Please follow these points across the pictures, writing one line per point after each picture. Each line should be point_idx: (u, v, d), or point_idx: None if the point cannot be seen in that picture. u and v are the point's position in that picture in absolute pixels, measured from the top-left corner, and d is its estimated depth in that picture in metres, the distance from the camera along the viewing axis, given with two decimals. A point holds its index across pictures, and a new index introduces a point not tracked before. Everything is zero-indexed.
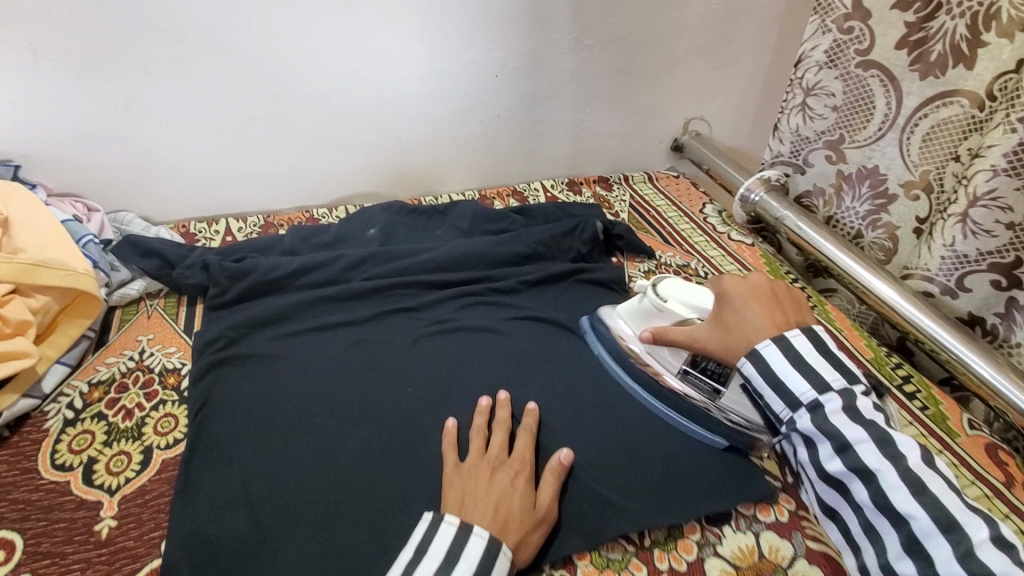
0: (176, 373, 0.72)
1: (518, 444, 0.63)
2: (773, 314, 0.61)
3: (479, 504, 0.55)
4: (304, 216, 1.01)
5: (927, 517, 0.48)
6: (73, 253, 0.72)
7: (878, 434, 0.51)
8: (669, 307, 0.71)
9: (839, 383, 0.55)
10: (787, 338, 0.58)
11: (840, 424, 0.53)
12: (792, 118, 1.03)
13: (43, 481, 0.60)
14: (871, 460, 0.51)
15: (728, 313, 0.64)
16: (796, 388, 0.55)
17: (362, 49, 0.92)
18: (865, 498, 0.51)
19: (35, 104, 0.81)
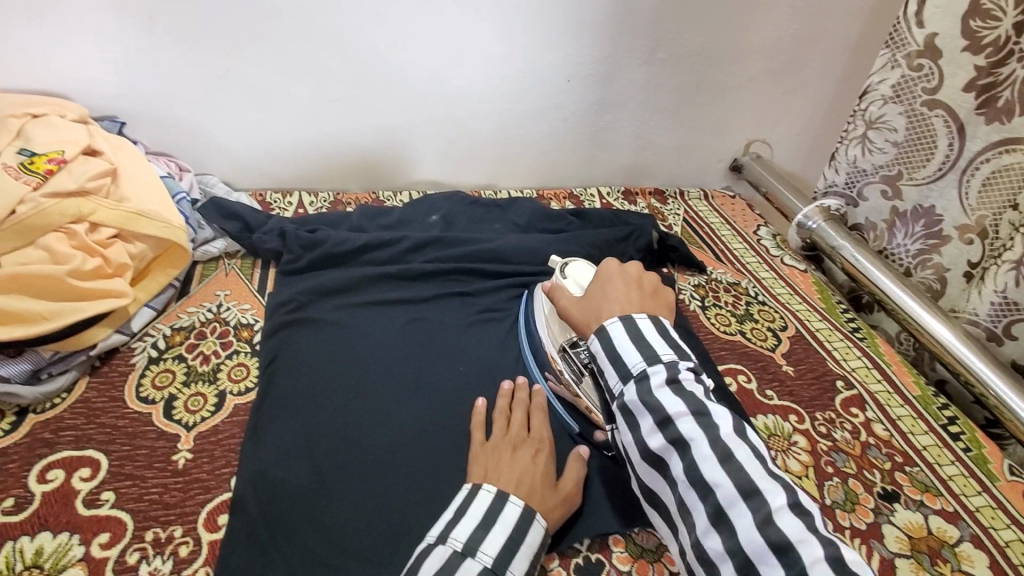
0: (249, 328, 0.77)
1: (538, 424, 0.66)
2: (633, 296, 0.63)
3: (504, 476, 0.59)
4: (371, 197, 1.06)
5: (731, 485, 0.48)
6: (170, 207, 0.78)
7: (695, 408, 0.52)
8: (564, 281, 0.74)
9: (668, 357, 0.56)
10: (635, 317, 0.60)
11: (662, 398, 0.53)
12: (850, 149, 1.03)
13: (129, 411, 0.65)
14: (686, 429, 0.51)
15: (596, 291, 0.66)
16: (630, 361, 0.56)
17: (444, 43, 0.96)
18: (682, 470, 0.51)
19: (147, 68, 0.88)
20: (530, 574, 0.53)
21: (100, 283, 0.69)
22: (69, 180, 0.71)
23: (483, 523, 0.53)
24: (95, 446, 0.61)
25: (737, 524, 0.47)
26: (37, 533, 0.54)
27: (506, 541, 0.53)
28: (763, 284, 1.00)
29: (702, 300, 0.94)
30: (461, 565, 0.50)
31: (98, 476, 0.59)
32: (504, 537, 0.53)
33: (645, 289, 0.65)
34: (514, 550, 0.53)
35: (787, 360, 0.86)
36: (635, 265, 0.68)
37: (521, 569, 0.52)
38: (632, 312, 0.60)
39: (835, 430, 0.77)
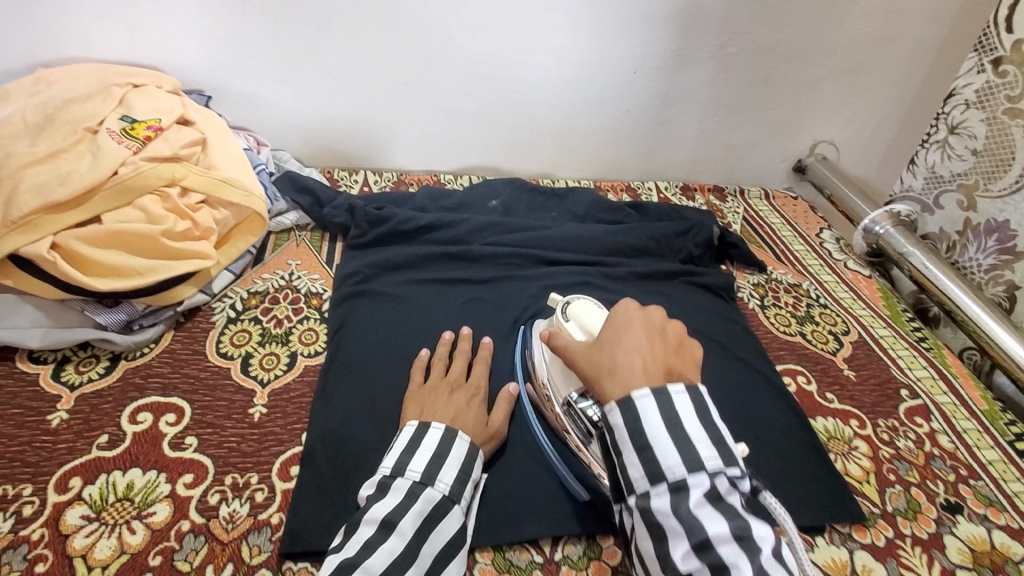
0: (318, 297, 0.81)
1: (475, 372, 0.69)
2: (657, 353, 0.53)
3: (436, 414, 0.62)
4: (432, 179, 1.09)
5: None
6: (252, 178, 0.82)
7: (738, 527, 0.44)
8: (567, 326, 0.66)
9: (711, 462, 0.46)
10: (667, 392, 0.49)
11: (700, 515, 0.44)
12: (930, 154, 1.02)
13: (209, 363, 0.69)
14: (727, 556, 0.43)
15: (608, 339, 0.55)
16: (667, 463, 0.46)
17: (515, 31, 0.97)
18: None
19: (236, 45, 0.93)
20: (464, 482, 0.57)
21: (189, 244, 0.74)
22: (165, 147, 0.76)
23: (408, 449, 0.57)
24: (180, 394, 0.65)
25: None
26: (129, 468, 0.58)
27: (432, 458, 0.56)
28: (825, 288, 0.98)
29: (761, 300, 0.92)
30: (391, 486, 0.54)
31: (183, 421, 0.63)
32: (428, 455, 0.56)
33: (669, 344, 0.54)
34: (440, 462, 0.56)
35: (849, 365, 0.84)
36: (656, 310, 0.57)
37: (451, 477, 0.56)
38: (664, 383, 0.50)
39: (898, 438, 0.75)
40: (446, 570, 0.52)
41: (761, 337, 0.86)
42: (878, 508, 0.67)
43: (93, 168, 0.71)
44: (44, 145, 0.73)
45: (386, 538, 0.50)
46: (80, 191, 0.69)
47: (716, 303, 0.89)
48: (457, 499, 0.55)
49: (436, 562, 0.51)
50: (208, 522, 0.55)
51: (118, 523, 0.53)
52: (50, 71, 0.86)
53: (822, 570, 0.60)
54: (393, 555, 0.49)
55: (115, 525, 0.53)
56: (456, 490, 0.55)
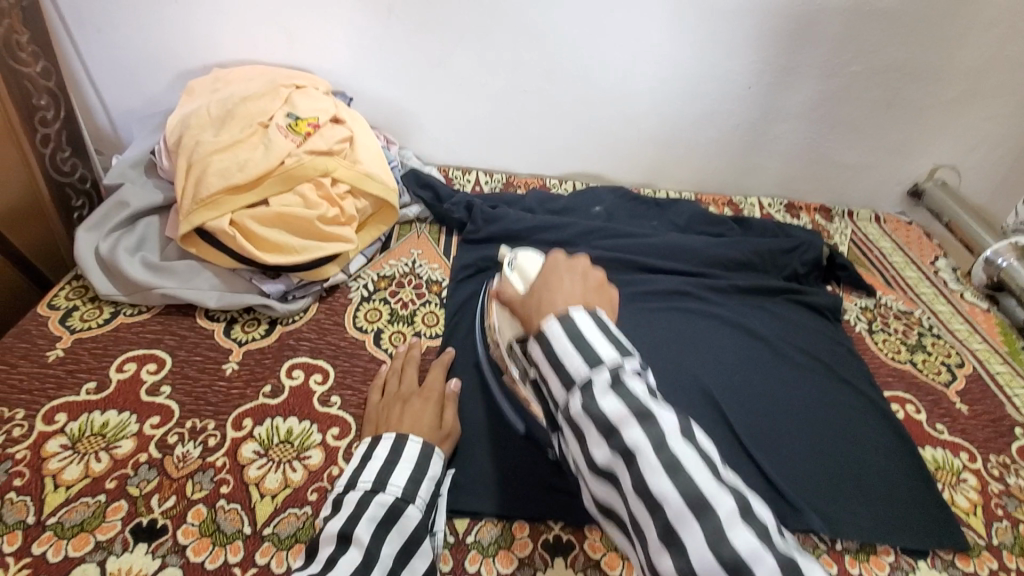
0: (438, 285, 0.89)
1: (430, 376, 0.71)
2: (576, 290, 0.54)
3: (390, 427, 0.63)
4: (538, 183, 1.15)
5: (679, 499, 0.40)
6: (389, 174, 0.92)
7: (640, 410, 0.43)
8: (510, 275, 0.72)
9: (611, 359, 0.46)
10: (572, 316, 0.49)
11: (602, 402, 0.44)
12: None
13: (348, 334, 0.79)
14: (632, 438, 0.42)
15: (539, 285, 0.56)
16: (571, 366, 0.47)
17: (634, 44, 1.02)
18: (628, 485, 0.42)
19: (380, 52, 1.04)
20: (418, 481, 0.57)
21: (336, 229, 0.84)
22: (321, 142, 0.86)
23: (360, 462, 0.58)
24: (326, 358, 0.75)
25: (688, 545, 0.39)
26: (288, 416, 0.67)
27: (382, 464, 0.57)
28: (939, 318, 0.94)
29: (869, 324, 0.91)
30: (344, 498, 0.54)
31: (328, 381, 0.72)
32: (378, 465, 0.57)
33: (590, 283, 0.55)
34: (394, 463, 0.57)
35: (963, 398, 0.81)
36: (581, 258, 0.58)
37: (403, 480, 0.56)
38: (569, 311, 0.50)
39: (1010, 476, 0.72)
40: (410, 564, 0.52)
41: (867, 361, 0.85)
42: (983, 540, 0.66)
43: (265, 158, 0.82)
44: (226, 135, 0.85)
45: (344, 552, 0.50)
46: (254, 177, 0.80)
47: (819, 322, 0.89)
48: (411, 499, 0.55)
49: (398, 560, 0.51)
50: None
51: (282, 460, 0.63)
52: (226, 71, 1.00)
53: None
54: (353, 563, 0.49)
55: (280, 462, 0.63)
56: (409, 491, 0.56)
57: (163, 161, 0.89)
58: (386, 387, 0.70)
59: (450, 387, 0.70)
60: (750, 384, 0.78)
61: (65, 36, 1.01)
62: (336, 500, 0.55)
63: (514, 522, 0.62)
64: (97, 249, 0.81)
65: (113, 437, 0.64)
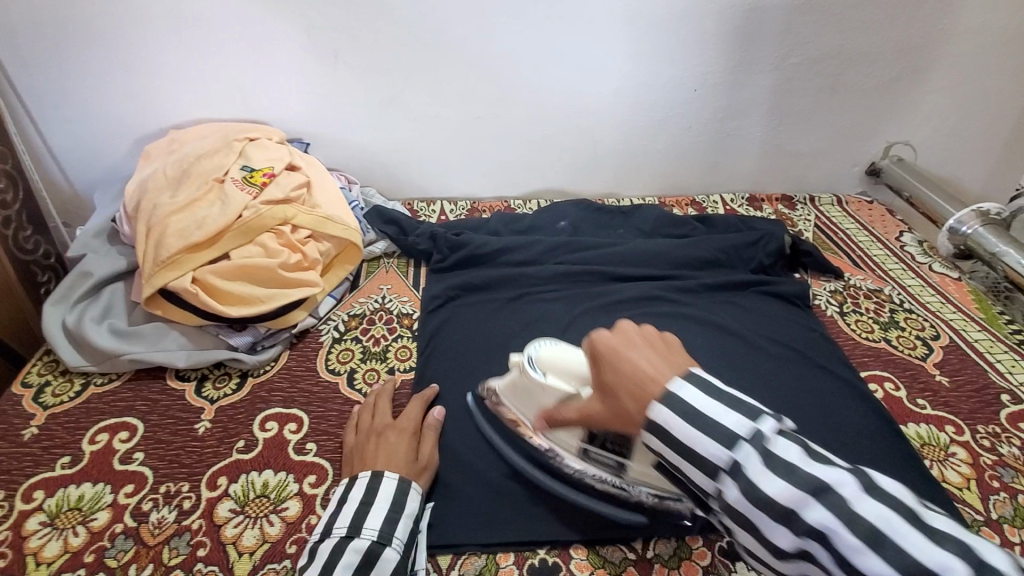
0: (409, 317, 0.89)
1: (408, 409, 0.71)
2: (657, 369, 0.47)
3: (369, 462, 0.63)
4: (503, 205, 1.16)
5: (833, 524, 0.37)
6: (348, 214, 0.93)
7: (809, 483, 0.39)
8: (548, 380, 0.64)
9: (744, 428, 0.42)
10: (672, 393, 0.45)
11: (762, 484, 0.40)
12: None
13: (321, 378, 0.78)
14: (818, 518, 0.38)
15: (619, 382, 0.49)
16: (710, 453, 0.42)
17: (579, 62, 1.04)
18: (832, 566, 0.38)
19: (331, 96, 1.06)
20: (394, 522, 0.57)
21: (300, 274, 0.84)
22: (277, 191, 0.87)
23: (336, 508, 0.58)
24: (299, 406, 0.75)
25: None
26: (263, 469, 0.67)
27: (358, 506, 0.57)
28: (910, 292, 0.95)
29: (840, 307, 0.91)
30: (320, 548, 0.54)
31: (303, 429, 0.71)
32: (353, 509, 0.57)
33: (658, 352, 0.49)
34: (371, 505, 0.57)
35: (942, 370, 0.81)
36: (628, 325, 0.51)
37: (378, 522, 0.56)
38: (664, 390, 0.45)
39: (1001, 445, 0.71)
40: None
41: (842, 344, 0.85)
42: (981, 516, 0.64)
43: (223, 213, 0.83)
44: (183, 195, 0.86)
45: None
46: (213, 232, 0.81)
47: (790, 310, 0.90)
48: (388, 541, 0.55)
49: None
50: None
51: (259, 515, 0.62)
52: (182, 131, 1.02)
53: None
54: None
55: (257, 517, 0.62)
56: (386, 533, 0.55)
57: (124, 228, 0.90)
58: (359, 422, 0.70)
59: (431, 416, 0.71)
60: (727, 383, 0.78)
61: (21, 116, 1.02)
62: (311, 550, 0.54)
63: (498, 551, 0.61)
64: (63, 322, 0.80)
65: (89, 509, 0.63)
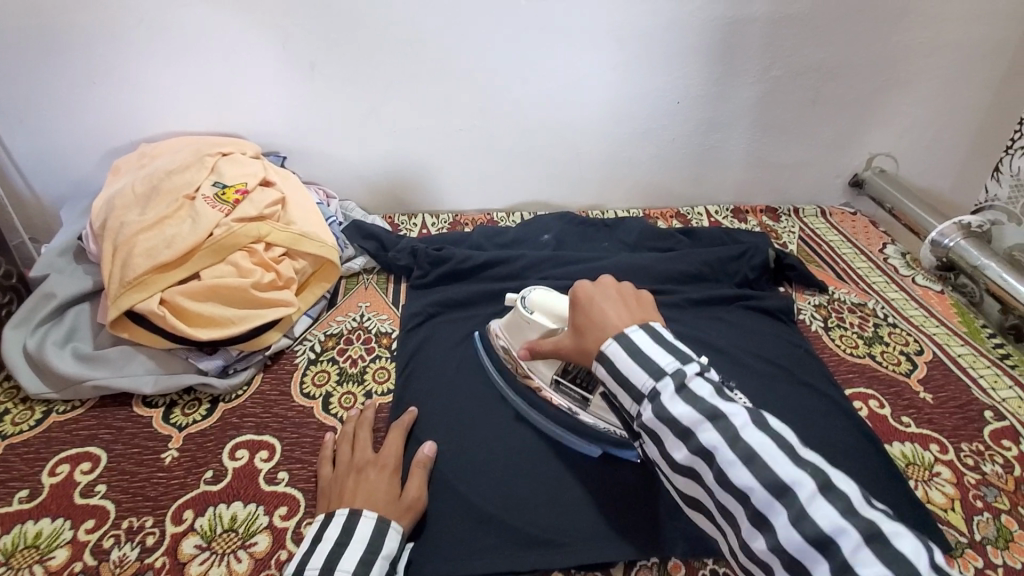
0: (388, 336, 0.86)
1: (388, 441, 0.68)
2: (624, 316, 0.56)
3: (346, 500, 0.59)
4: (486, 218, 1.14)
5: (763, 487, 0.43)
6: (325, 230, 0.90)
7: (711, 412, 0.47)
8: (534, 317, 0.72)
9: (671, 366, 0.50)
10: (625, 334, 0.53)
11: (722, 454, 0.45)
12: (1016, 160, 1.02)
13: (295, 403, 0.76)
14: (705, 438, 0.46)
15: (587, 322, 0.58)
16: (637, 380, 0.50)
17: (562, 74, 1.03)
18: (710, 479, 0.46)
19: (309, 109, 1.03)
20: (369, 563, 0.53)
21: (274, 294, 0.82)
22: (251, 208, 0.85)
23: (313, 543, 0.55)
24: (271, 433, 0.72)
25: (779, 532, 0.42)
26: (232, 501, 0.64)
27: (332, 546, 0.53)
28: (893, 305, 0.94)
29: (824, 321, 0.91)
30: None
31: (274, 457, 0.69)
32: (329, 545, 0.54)
33: (629, 304, 0.58)
34: (345, 544, 0.54)
35: (926, 387, 0.80)
36: (608, 279, 0.61)
37: (353, 561, 0.52)
38: (624, 329, 0.54)
39: (985, 464, 0.70)
40: None
41: (826, 360, 0.84)
42: (966, 537, 0.63)
43: (193, 231, 0.80)
44: (152, 213, 0.83)
45: None
46: (182, 252, 0.79)
47: (774, 326, 0.89)
48: None
49: None
50: None
51: (226, 552, 0.59)
52: (153, 145, 0.99)
53: None
54: None
55: (224, 554, 0.59)
56: (361, 573, 0.52)
57: (91, 246, 0.87)
58: (337, 459, 0.66)
59: (424, 453, 0.67)
60: None
61: None
62: None
63: None
64: (24, 346, 0.77)
65: (47, 547, 0.60)
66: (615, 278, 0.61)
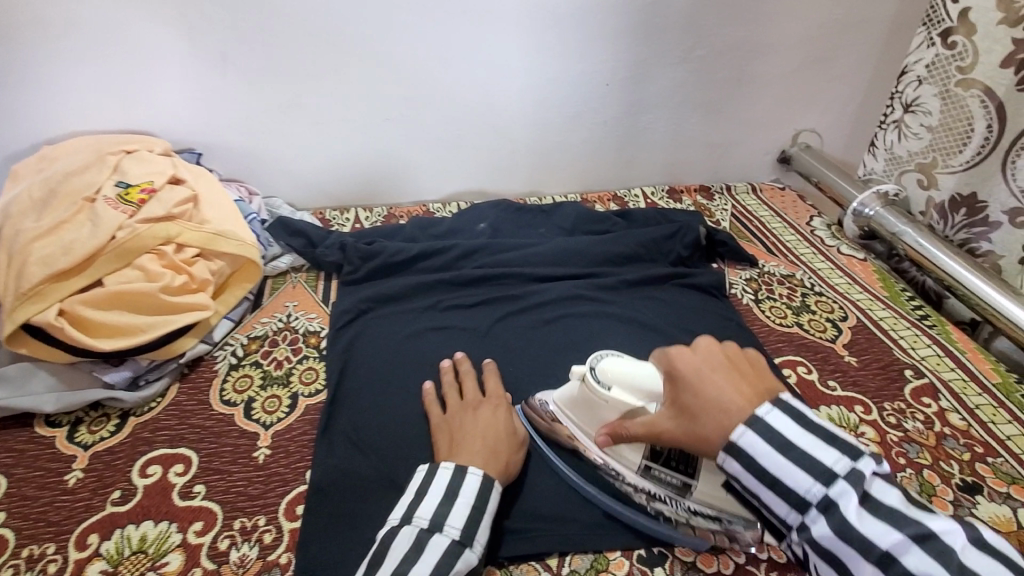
0: (316, 335, 0.82)
1: (488, 384, 0.70)
2: (740, 390, 0.51)
3: (471, 443, 0.61)
4: (421, 209, 1.11)
5: (908, 540, 0.42)
6: (243, 228, 0.85)
7: (827, 462, 0.45)
8: (613, 394, 0.59)
9: (772, 415, 0.48)
10: (760, 417, 0.48)
11: (862, 528, 0.43)
12: (888, 134, 1.06)
13: (214, 412, 0.71)
14: (835, 492, 0.45)
15: (699, 404, 0.52)
16: (745, 440, 0.48)
17: (488, 57, 1.01)
18: (854, 545, 0.44)
19: (221, 102, 0.98)
20: (476, 521, 0.54)
21: (187, 298, 0.77)
22: (158, 208, 0.80)
23: (417, 495, 0.55)
24: (187, 444, 0.68)
25: None
26: (141, 521, 0.60)
27: (440, 502, 0.54)
28: (819, 275, 0.97)
29: (755, 294, 0.93)
30: (399, 535, 0.52)
31: (190, 471, 0.65)
32: (437, 501, 0.54)
33: (734, 369, 0.53)
34: (451, 501, 0.54)
35: (850, 351, 0.83)
36: (705, 343, 0.55)
37: (462, 519, 0.53)
38: (755, 412, 0.49)
39: (906, 421, 0.73)
40: None
41: (758, 332, 0.86)
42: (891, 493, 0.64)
43: (93, 235, 0.75)
44: (48, 218, 0.77)
45: None
46: (80, 258, 0.73)
47: (707, 301, 0.90)
48: (470, 542, 0.52)
49: None
50: (220, 567, 0.56)
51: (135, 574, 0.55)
52: (51, 146, 0.91)
53: None
54: None
55: None
56: (468, 533, 0.53)
57: None
58: (448, 401, 0.68)
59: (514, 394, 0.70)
60: None
61: None
62: None
63: None
64: None
65: None
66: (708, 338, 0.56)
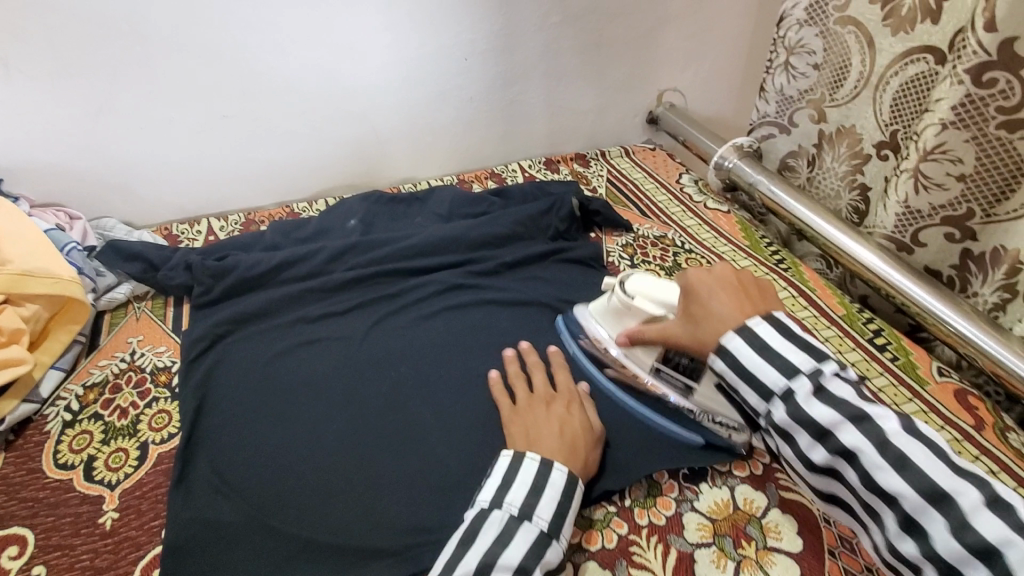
0: (167, 371, 0.74)
1: (558, 378, 0.69)
2: (739, 304, 0.59)
3: (547, 435, 0.61)
4: (284, 211, 1.02)
5: (916, 494, 0.46)
6: (60, 262, 0.74)
7: (852, 413, 0.50)
8: (635, 301, 0.68)
9: (808, 365, 0.53)
10: (749, 326, 0.56)
11: (810, 409, 0.51)
12: (777, 78, 1.03)
13: (47, 480, 0.62)
14: (848, 438, 0.49)
15: (700, 311, 0.60)
16: (767, 378, 0.53)
17: (333, 40, 0.93)
18: (856, 478, 0.50)
19: (13, 116, 0.83)
20: (561, 515, 0.54)
21: None
22: None
23: (502, 484, 0.56)
24: (19, 523, 0.59)
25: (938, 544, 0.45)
26: None
27: (530, 491, 0.55)
28: (689, 233, 1.01)
29: (631, 259, 0.94)
30: (489, 520, 0.53)
31: (26, 551, 0.56)
32: (524, 489, 0.55)
33: (741, 291, 0.60)
34: (538, 492, 0.55)
35: None
36: (722, 267, 0.63)
37: (548, 511, 0.54)
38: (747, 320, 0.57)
39: None
40: None
41: None
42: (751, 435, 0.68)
43: None
44: None
45: None
46: None
47: (586, 273, 0.91)
48: (556, 534, 0.53)
49: None
50: None
51: None
52: None
53: (707, 517, 0.60)
54: None
55: None
56: (555, 525, 0.53)
57: None
58: (515, 393, 0.68)
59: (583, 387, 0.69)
60: None
61: None
62: None
63: None
64: None
65: None
66: (727, 266, 0.64)
